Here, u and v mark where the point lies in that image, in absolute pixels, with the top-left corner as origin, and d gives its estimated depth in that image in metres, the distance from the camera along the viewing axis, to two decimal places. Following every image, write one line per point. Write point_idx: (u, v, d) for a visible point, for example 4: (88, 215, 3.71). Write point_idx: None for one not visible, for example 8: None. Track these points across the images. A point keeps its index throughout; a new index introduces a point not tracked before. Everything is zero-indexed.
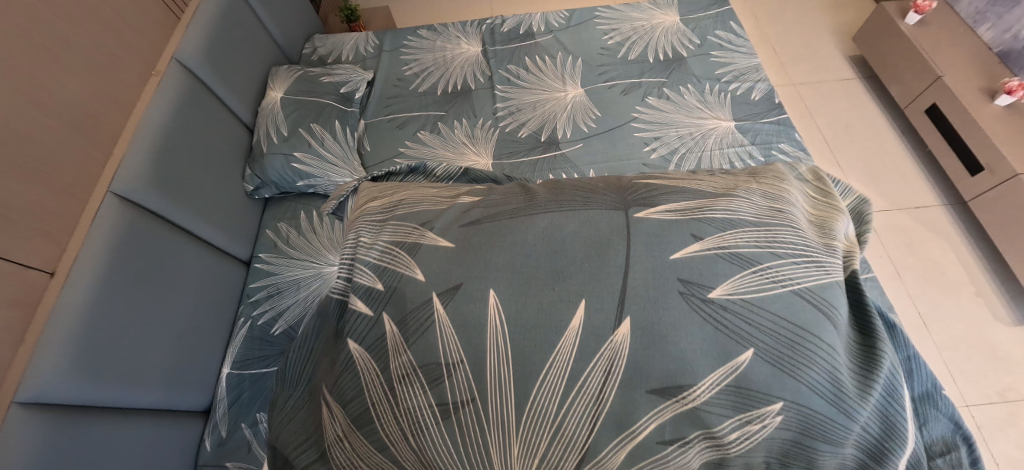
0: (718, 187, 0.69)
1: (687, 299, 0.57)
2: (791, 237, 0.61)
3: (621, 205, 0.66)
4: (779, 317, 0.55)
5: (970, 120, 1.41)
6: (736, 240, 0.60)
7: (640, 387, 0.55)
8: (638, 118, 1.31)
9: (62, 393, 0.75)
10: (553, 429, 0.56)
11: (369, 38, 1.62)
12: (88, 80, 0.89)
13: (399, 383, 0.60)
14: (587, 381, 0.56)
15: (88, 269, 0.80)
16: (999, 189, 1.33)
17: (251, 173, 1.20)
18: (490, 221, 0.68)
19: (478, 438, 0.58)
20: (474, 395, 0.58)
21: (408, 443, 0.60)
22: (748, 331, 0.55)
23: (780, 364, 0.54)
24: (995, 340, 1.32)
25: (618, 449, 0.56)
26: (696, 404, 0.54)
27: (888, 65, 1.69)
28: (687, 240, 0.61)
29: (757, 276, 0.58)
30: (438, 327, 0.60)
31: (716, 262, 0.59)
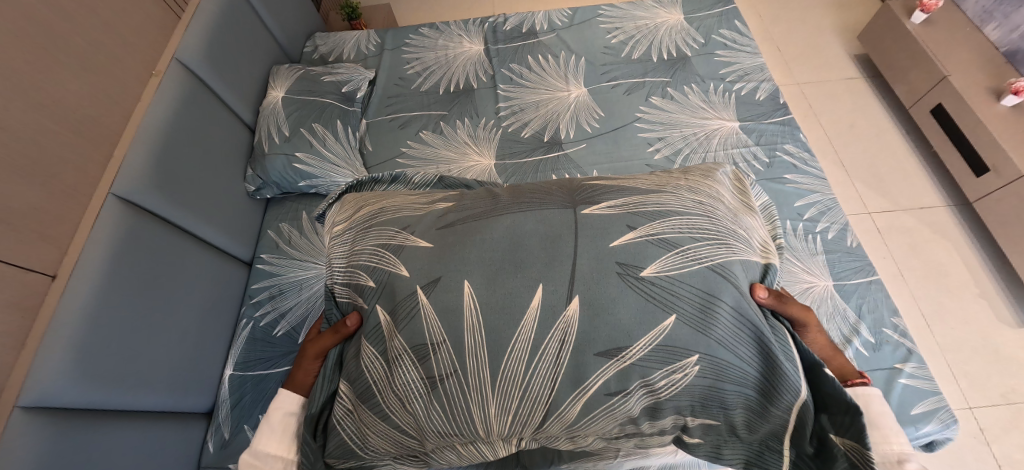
0: (651, 184, 0.73)
1: (623, 278, 0.61)
2: (705, 224, 0.66)
3: (569, 203, 0.69)
4: (695, 288, 0.61)
5: (975, 120, 1.40)
6: (662, 227, 0.65)
7: (588, 350, 0.59)
8: (642, 118, 1.30)
9: (64, 397, 0.75)
10: (521, 392, 0.60)
11: (371, 36, 1.61)
12: (88, 82, 0.89)
13: (395, 361, 0.62)
14: (545, 349, 0.60)
15: (90, 272, 0.80)
16: (1004, 190, 1.32)
17: (252, 173, 1.19)
18: (457, 226, 0.69)
19: (460, 399, 0.60)
20: (457, 367, 0.60)
21: (407, 410, 0.62)
22: (669, 299, 0.60)
23: (684, 314, 0.60)
24: (998, 342, 1.32)
25: (574, 401, 0.61)
26: (632, 361, 0.59)
27: (893, 64, 1.67)
28: (623, 231, 0.65)
29: (675, 257, 0.63)
30: (423, 314, 0.62)
31: (649, 251, 0.63)
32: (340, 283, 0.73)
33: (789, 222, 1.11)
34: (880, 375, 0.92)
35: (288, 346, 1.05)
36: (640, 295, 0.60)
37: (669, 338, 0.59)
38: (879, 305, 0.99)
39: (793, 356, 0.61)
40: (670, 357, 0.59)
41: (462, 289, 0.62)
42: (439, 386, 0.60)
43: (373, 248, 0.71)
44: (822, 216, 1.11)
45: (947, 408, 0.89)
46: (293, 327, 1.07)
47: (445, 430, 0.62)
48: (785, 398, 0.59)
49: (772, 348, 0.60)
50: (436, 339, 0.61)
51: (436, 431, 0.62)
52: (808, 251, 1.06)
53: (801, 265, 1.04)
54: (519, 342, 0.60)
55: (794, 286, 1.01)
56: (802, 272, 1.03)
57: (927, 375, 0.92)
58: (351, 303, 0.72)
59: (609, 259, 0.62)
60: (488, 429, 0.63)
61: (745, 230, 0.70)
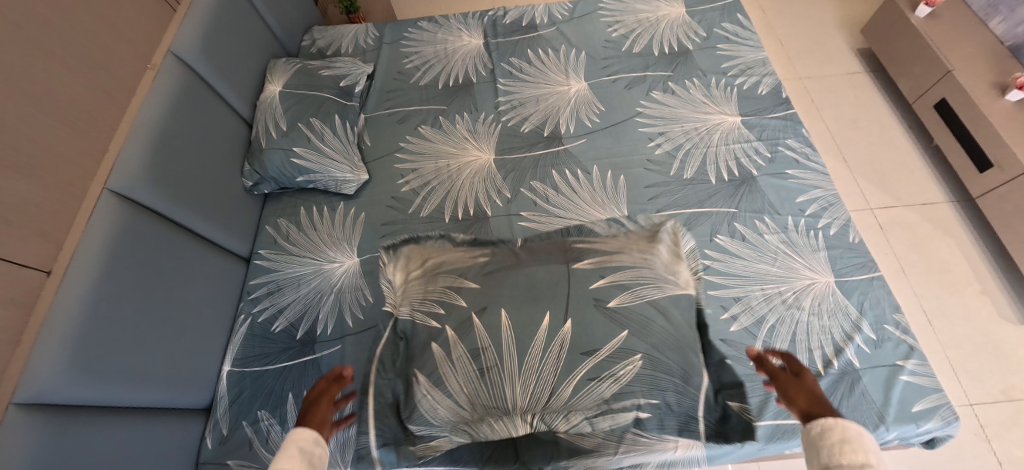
0: (626, 242, 0.85)
1: (596, 309, 0.74)
2: (654, 274, 0.79)
3: (561, 260, 0.80)
4: (650, 319, 0.74)
5: (979, 115, 1.38)
6: (621, 273, 0.78)
7: (577, 347, 0.71)
8: (643, 112, 1.29)
9: (61, 393, 0.74)
10: (539, 383, 0.70)
11: (369, 30, 1.59)
12: (83, 75, 0.88)
13: (450, 361, 0.73)
14: (552, 349, 0.72)
15: (85, 268, 0.80)
16: (1008, 186, 1.31)
17: (250, 168, 1.18)
18: (499, 273, 0.80)
19: (512, 386, 0.70)
20: (498, 362, 0.71)
21: (460, 400, 0.71)
22: (627, 318, 0.73)
23: (635, 329, 0.72)
24: (1000, 338, 1.31)
25: (566, 385, 0.70)
26: (601, 355, 0.71)
27: (897, 59, 1.66)
28: (597, 280, 0.77)
29: (627, 295, 0.75)
30: (476, 328, 0.74)
31: (611, 291, 0.75)
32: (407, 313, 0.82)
33: (791, 217, 1.10)
34: (881, 372, 0.92)
35: (286, 342, 1.05)
36: (609, 322, 0.73)
37: (623, 349, 0.71)
38: (881, 302, 0.99)
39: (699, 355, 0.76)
40: (618, 359, 0.71)
41: (497, 312, 0.74)
42: (491, 375, 0.71)
43: (441, 289, 0.81)
44: (824, 212, 1.10)
45: (949, 405, 0.88)
46: (291, 323, 1.07)
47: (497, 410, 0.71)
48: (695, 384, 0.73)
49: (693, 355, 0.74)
50: (480, 341, 0.73)
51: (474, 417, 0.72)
52: (810, 247, 1.05)
53: (802, 261, 1.03)
54: (550, 341, 0.72)
55: (794, 282, 1.01)
56: (803, 269, 1.02)
57: (928, 372, 0.91)
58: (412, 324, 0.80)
59: (587, 297, 0.74)
60: (521, 412, 0.71)
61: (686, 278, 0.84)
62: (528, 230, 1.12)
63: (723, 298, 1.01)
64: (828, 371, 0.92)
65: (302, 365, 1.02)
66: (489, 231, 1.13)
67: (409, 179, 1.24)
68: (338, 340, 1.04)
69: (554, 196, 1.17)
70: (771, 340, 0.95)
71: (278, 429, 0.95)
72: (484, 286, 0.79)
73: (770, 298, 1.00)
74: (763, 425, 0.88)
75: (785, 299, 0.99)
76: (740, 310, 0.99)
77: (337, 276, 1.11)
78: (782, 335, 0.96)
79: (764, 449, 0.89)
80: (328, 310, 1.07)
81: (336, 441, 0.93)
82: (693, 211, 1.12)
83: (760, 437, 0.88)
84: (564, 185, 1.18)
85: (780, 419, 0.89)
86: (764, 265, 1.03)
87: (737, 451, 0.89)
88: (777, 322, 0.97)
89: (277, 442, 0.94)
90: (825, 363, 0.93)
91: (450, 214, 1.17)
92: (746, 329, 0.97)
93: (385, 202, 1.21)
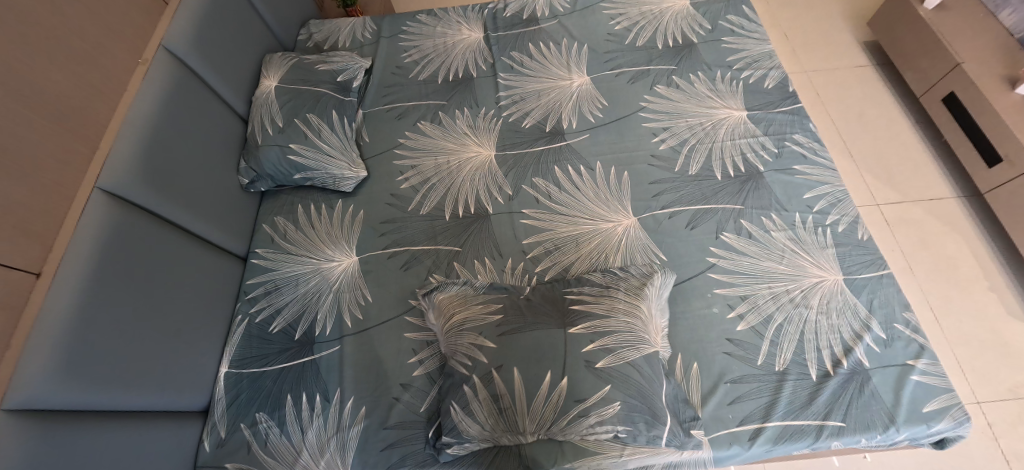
0: (625, 298, 0.90)
1: (587, 368, 0.82)
2: (642, 339, 0.86)
3: (558, 320, 0.87)
4: (635, 371, 0.83)
5: (989, 109, 1.35)
6: (607, 336, 0.85)
7: (573, 395, 0.80)
8: (647, 107, 1.26)
9: (53, 398, 0.72)
10: (549, 422, 0.80)
11: (367, 23, 1.56)
12: (71, 71, 0.85)
13: (473, 405, 0.84)
14: (556, 395, 0.80)
15: (76, 269, 0.77)
16: (1018, 181, 1.29)
17: (246, 165, 1.15)
18: (514, 334, 0.87)
19: (527, 421, 0.81)
20: (513, 404, 0.82)
21: (483, 433, 0.83)
22: (615, 377, 0.81)
23: (616, 384, 0.81)
24: (1008, 335, 1.30)
25: (565, 424, 0.80)
26: (590, 403, 0.80)
27: (904, 51, 1.63)
28: (587, 343, 0.84)
29: (611, 356, 0.83)
30: (495, 378, 0.84)
31: (599, 353, 0.83)
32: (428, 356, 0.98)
33: (799, 214, 1.08)
34: (891, 371, 0.90)
35: (284, 343, 1.03)
36: (596, 378, 0.81)
37: (605, 398, 0.80)
38: (891, 300, 0.97)
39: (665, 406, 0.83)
40: (600, 404, 0.80)
41: (512, 368, 0.84)
42: (509, 414, 0.82)
43: (467, 345, 0.89)
44: (833, 208, 1.08)
45: (960, 405, 0.86)
46: (289, 323, 1.05)
47: (515, 438, 0.82)
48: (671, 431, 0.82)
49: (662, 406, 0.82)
50: (500, 387, 0.83)
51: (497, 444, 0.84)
52: (818, 245, 1.03)
53: (809, 258, 1.01)
54: (551, 389, 0.81)
55: (802, 280, 0.99)
56: (811, 267, 1.00)
57: (939, 372, 0.90)
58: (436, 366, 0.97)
59: (579, 359, 0.83)
60: (533, 435, 0.82)
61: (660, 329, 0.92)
62: (530, 228, 1.10)
63: (729, 297, 0.99)
64: (837, 371, 0.90)
65: (300, 366, 1.00)
66: (490, 229, 1.11)
67: (408, 176, 1.22)
68: (338, 340, 1.02)
69: (556, 193, 1.14)
70: (778, 340, 0.94)
71: (277, 431, 0.93)
72: (503, 345, 0.86)
73: (777, 297, 0.98)
74: (771, 426, 0.87)
75: (793, 297, 0.97)
76: (747, 309, 0.97)
77: (335, 275, 1.09)
78: (790, 335, 0.94)
79: (773, 451, 0.87)
80: (326, 310, 1.05)
81: (336, 444, 0.92)
82: (699, 208, 1.09)
83: (769, 438, 0.86)
84: (567, 181, 1.16)
85: (788, 420, 0.87)
86: (771, 264, 1.01)
87: (746, 454, 0.87)
88: (785, 321, 0.95)
89: (275, 445, 0.92)
90: (834, 363, 0.91)
91: (451, 212, 1.15)
92: (752, 328, 0.95)
93: (384, 200, 1.19)
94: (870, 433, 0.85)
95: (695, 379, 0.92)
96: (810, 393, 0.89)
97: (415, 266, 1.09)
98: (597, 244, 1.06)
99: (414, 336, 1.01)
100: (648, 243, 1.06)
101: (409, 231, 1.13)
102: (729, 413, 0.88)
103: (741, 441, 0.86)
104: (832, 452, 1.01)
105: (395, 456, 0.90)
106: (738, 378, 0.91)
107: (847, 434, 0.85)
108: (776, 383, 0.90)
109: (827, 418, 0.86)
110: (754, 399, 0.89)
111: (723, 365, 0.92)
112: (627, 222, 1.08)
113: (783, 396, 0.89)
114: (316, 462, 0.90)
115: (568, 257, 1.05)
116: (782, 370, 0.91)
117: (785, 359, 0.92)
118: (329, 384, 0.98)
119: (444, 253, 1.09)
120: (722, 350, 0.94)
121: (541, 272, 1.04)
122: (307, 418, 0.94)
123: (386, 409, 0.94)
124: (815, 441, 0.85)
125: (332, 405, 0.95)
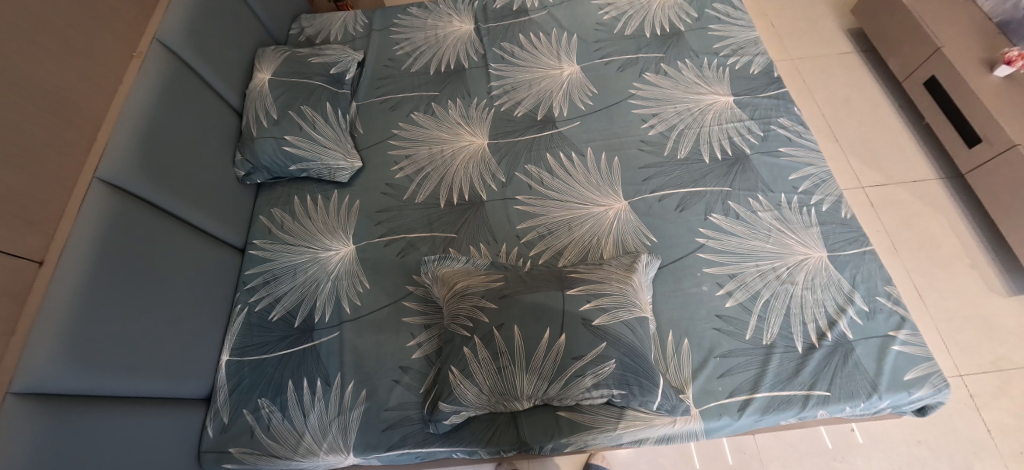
0: (620, 269, 0.94)
1: (584, 326, 0.85)
2: (635, 302, 0.89)
3: (555, 283, 0.91)
4: (629, 330, 0.85)
5: (969, 91, 1.39)
6: (603, 297, 0.88)
7: (569, 353, 0.83)
8: (636, 94, 1.29)
9: (60, 383, 0.74)
10: (546, 381, 0.83)
11: (359, 17, 1.57)
12: (67, 64, 0.87)
13: (473, 366, 0.86)
14: (553, 353, 0.83)
15: (79, 258, 0.79)
16: (996, 161, 1.32)
17: (242, 158, 1.17)
18: (516, 295, 0.90)
19: (524, 380, 0.83)
20: (511, 362, 0.84)
21: (481, 394, 0.85)
22: (610, 337, 0.84)
23: (612, 341, 0.84)
24: (989, 310, 1.34)
25: (562, 380, 0.83)
26: (586, 360, 0.83)
27: (887, 37, 1.66)
28: (583, 302, 0.87)
29: (606, 315, 0.86)
30: (495, 338, 0.86)
31: (595, 311, 0.86)
32: (424, 333, 1.01)
33: (784, 195, 1.10)
34: (874, 342, 0.93)
35: (284, 330, 1.05)
36: (592, 336, 0.84)
37: (601, 356, 0.83)
38: (873, 275, 1.00)
39: (656, 377, 0.86)
40: (596, 362, 0.82)
41: (513, 326, 0.86)
42: (508, 372, 0.84)
43: (468, 307, 0.91)
44: (817, 188, 1.11)
45: (939, 373, 0.90)
46: (289, 311, 1.06)
47: (511, 399, 0.85)
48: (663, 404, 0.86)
49: (652, 370, 0.85)
50: (500, 349, 0.85)
51: (494, 407, 0.87)
52: (803, 224, 1.06)
53: (795, 237, 1.04)
54: (550, 346, 0.84)
55: (788, 258, 1.02)
56: (797, 245, 1.03)
57: (920, 342, 0.93)
58: (432, 344, 1.00)
59: (576, 317, 0.85)
60: (528, 398, 0.85)
61: (649, 305, 0.95)
62: (524, 214, 1.12)
63: (718, 275, 1.02)
64: (822, 343, 0.93)
65: (300, 353, 1.02)
66: (484, 215, 1.13)
67: (403, 166, 1.24)
68: (337, 326, 1.04)
69: (548, 179, 1.17)
70: (765, 315, 0.97)
71: (279, 416, 0.95)
72: (504, 305, 0.89)
73: (764, 274, 1.01)
74: (760, 397, 0.90)
75: (780, 274, 1.01)
76: (736, 286, 1.00)
77: (333, 263, 1.11)
78: (776, 310, 0.97)
79: (762, 421, 0.90)
80: (325, 297, 1.07)
81: (338, 426, 0.94)
82: (688, 191, 1.12)
83: (758, 409, 0.89)
84: (559, 168, 1.18)
85: (775, 391, 0.90)
86: (758, 243, 1.04)
87: (735, 424, 0.90)
88: (771, 297, 0.98)
89: (278, 428, 0.94)
90: (819, 335, 0.94)
91: (445, 199, 1.17)
92: (740, 304, 0.98)
93: (379, 189, 1.21)
94: (854, 401, 0.88)
95: (686, 354, 0.95)
96: (795, 365, 0.92)
97: (412, 253, 1.11)
98: (589, 227, 1.08)
99: (412, 320, 1.03)
100: (639, 225, 1.09)
101: (405, 220, 1.15)
102: (718, 386, 0.92)
103: (731, 412, 0.89)
104: (819, 422, 1.04)
105: (396, 436, 0.93)
106: (727, 352, 0.94)
107: (831, 402, 0.89)
108: (763, 356, 0.93)
109: (813, 388, 0.90)
110: (743, 372, 0.92)
111: (713, 340, 0.95)
112: (618, 206, 1.11)
113: (770, 368, 0.92)
114: (319, 444, 0.93)
115: (562, 240, 1.07)
116: (769, 344, 0.94)
117: (772, 334, 0.95)
118: (330, 369, 1.00)
119: (440, 239, 1.12)
120: (711, 326, 0.97)
121: (536, 255, 1.06)
122: (308, 402, 0.96)
123: (386, 392, 0.96)
124: (802, 410, 0.89)
125: (333, 389, 0.97)
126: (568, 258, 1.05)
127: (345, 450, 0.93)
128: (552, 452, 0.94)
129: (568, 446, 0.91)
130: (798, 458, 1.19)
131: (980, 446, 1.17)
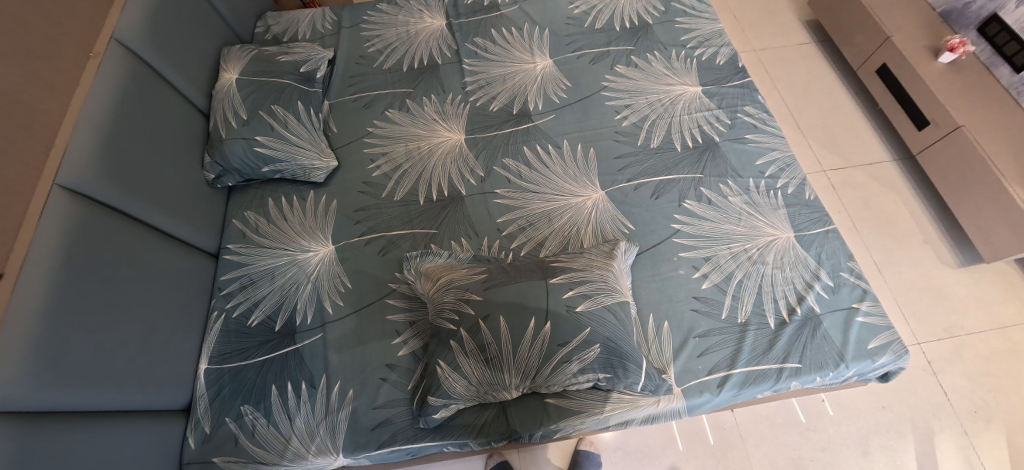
0: (602, 256, 0.97)
1: (568, 312, 0.86)
2: (616, 288, 0.92)
3: (540, 274, 0.92)
4: (612, 313, 0.88)
5: (918, 77, 1.48)
6: (585, 283, 0.90)
7: (555, 340, 0.85)
8: (609, 87, 1.31)
9: (29, 400, 0.71)
10: (535, 368, 0.85)
11: (327, 14, 1.55)
12: (19, 66, 0.82)
13: (463, 359, 0.86)
14: (540, 340, 0.85)
15: (40, 271, 0.75)
16: (943, 142, 1.42)
17: (211, 160, 1.13)
18: (499, 286, 0.91)
19: (513, 368, 0.85)
20: (500, 352, 0.85)
21: (471, 386, 0.86)
22: (594, 322, 0.86)
23: (597, 326, 0.86)
24: (943, 282, 1.43)
25: (550, 366, 0.84)
26: (571, 346, 0.84)
27: (842, 27, 1.74)
28: (565, 290, 0.89)
29: (589, 301, 0.88)
30: (482, 329, 0.87)
31: (577, 298, 0.88)
32: (408, 331, 1.01)
33: (753, 179, 1.15)
34: (840, 315, 0.99)
35: (265, 335, 1.02)
36: (577, 323, 0.86)
37: (586, 341, 0.85)
38: (836, 252, 1.06)
39: (640, 360, 0.88)
40: (581, 348, 0.84)
41: (499, 317, 0.87)
42: (497, 362, 0.85)
43: (453, 301, 0.92)
44: (782, 173, 1.16)
45: (899, 340, 0.96)
46: (268, 316, 1.04)
47: (500, 389, 0.86)
48: (647, 385, 0.89)
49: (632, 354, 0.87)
50: (488, 342, 0.86)
51: (483, 397, 0.88)
52: (771, 206, 1.11)
53: (764, 219, 1.09)
54: (536, 334, 0.85)
55: (758, 239, 1.07)
56: (766, 226, 1.08)
57: (880, 312, 0.99)
58: (417, 340, 1.00)
59: (560, 304, 0.87)
60: (517, 387, 0.86)
61: (629, 290, 0.98)
62: (504, 207, 1.13)
63: (694, 259, 1.06)
64: (793, 319, 0.98)
65: (283, 356, 1.00)
66: (465, 210, 1.14)
67: (380, 164, 1.22)
68: (320, 328, 1.03)
69: (527, 172, 1.18)
70: (739, 294, 1.01)
71: (264, 421, 0.93)
72: (489, 297, 0.90)
73: (737, 256, 1.05)
74: (737, 372, 0.94)
75: (751, 255, 1.05)
76: (711, 268, 1.04)
77: (313, 264, 1.09)
78: (750, 289, 1.02)
79: (740, 395, 0.94)
80: (305, 299, 1.05)
81: (326, 427, 0.93)
82: (662, 179, 1.16)
83: (736, 384, 0.93)
84: (537, 161, 1.19)
85: (751, 367, 0.94)
86: (730, 226, 1.08)
87: (716, 399, 0.94)
88: (744, 277, 1.03)
89: (263, 434, 0.92)
90: (790, 311, 0.99)
91: (425, 196, 1.17)
92: (716, 285, 1.02)
93: (356, 188, 1.20)
94: (823, 371, 0.94)
95: (667, 335, 0.98)
96: (769, 340, 0.96)
97: (393, 251, 1.10)
98: (568, 219, 1.10)
99: (397, 317, 1.03)
100: (616, 213, 1.11)
101: (384, 218, 1.15)
102: (698, 365, 0.95)
103: (710, 389, 0.93)
104: (792, 392, 1.10)
105: (386, 433, 0.92)
106: (705, 332, 0.98)
107: (803, 373, 0.93)
108: (738, 333, 0.97)
109: (786, 361, 0.94)
110: (720, 350, 0.96)
111: (691, 321, 0.99)
112: (596, 196, 1.13)
113: (745, 345, 0.96)
114: (307, 447, 0.91)
115: (542, 232, 1.09)
116: (744, 321, 0.98)
117: (746, 311, 0.99)
118: (315, 371, 0.98)
119: (421, 236, 1.11)
120: (689, 308, 1.00)
121: (517, 248, 1.08)
122: (293, 406, 0.94)
123: (374, 390, 0.96)
124: (776, 382, 0.93)
125: (319, 391, 0.96)
126: (549, 249, 1.06)
127: (335, 451, 0.92)
128: (540, 440, 0.96)
129: (557, 432, 0.93)
130: (774, 430, 1.25)
131: (939, 408, 1.26)
